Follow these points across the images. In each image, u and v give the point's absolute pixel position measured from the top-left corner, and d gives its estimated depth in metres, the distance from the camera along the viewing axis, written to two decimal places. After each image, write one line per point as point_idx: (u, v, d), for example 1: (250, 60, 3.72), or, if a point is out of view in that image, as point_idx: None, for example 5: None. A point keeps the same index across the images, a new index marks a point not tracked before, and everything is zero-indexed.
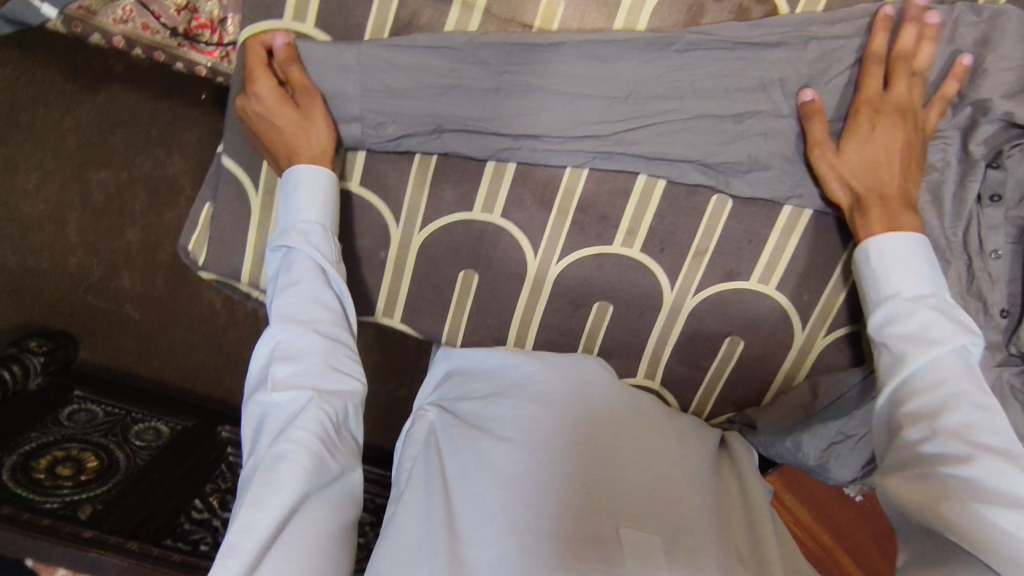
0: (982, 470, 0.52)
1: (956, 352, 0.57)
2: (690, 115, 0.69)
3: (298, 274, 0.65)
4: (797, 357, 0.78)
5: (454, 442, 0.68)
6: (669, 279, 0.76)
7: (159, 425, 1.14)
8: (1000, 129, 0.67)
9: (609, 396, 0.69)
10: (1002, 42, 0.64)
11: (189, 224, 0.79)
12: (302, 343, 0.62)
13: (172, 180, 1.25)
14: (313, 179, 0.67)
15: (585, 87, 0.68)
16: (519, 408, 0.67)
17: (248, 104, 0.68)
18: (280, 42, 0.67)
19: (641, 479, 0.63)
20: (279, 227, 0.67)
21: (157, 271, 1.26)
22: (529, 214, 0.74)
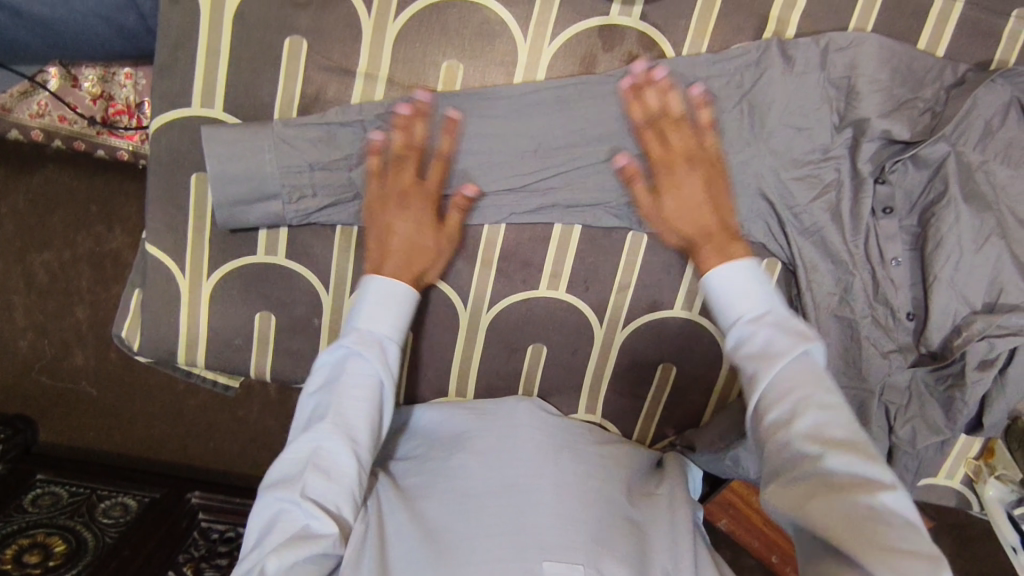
0: (837, 467, 0.51)
1: (807, 363, 0.56)
2: (580, 159, 0.72)
3: (366, 384, 0.63)
4: (730, 374, 0.80)
5: (387, 497, 0.69)
6: (597, 315, 0.79)
7: (126, 499, 1.11)
8: (882, 147, 0.71)
9: (536, 436, 0.72)
10: (875, 68, 0.68)
11: (120, 313, 0.80)
12: (340, 463, 0.61)
13: (115, 254, 1.25)
14: (399, 297, 0.67)
15: (494, 145, 0.71)
16: (453, 462, 0.70)
17: (404, 212, 0.69)
18: (456, 116, 0.70)
19: (580, 512, 0.65)
20: (357, 328, 0.65)
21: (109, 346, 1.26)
22: (454, 268, 0.76)
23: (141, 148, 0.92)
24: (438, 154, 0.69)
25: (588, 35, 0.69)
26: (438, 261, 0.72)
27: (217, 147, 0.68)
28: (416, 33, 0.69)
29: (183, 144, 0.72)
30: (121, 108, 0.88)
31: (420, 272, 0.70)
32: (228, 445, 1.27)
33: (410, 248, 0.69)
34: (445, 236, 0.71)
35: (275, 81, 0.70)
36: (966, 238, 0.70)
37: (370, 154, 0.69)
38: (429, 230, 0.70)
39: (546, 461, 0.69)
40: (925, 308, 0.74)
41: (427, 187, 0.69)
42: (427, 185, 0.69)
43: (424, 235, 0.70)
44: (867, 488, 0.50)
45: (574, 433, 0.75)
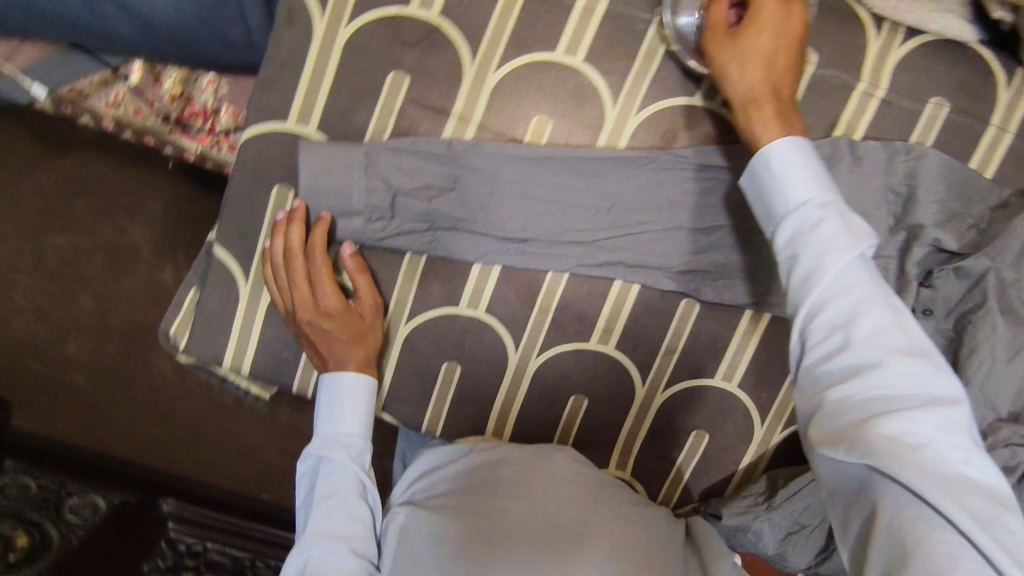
0: (897, 377, 0.49)
1: (860, 269, 0.52)
2: (654, 221, 0.76)
3: (340, 483, 0.74)
4: (756, 453, 0.84)
5: (429, 537, 0.70)
6: (641, 374, 0.81)
7: (97, 498, 1.07)
8: (931, 253, 0.75)
9: (573, 491, 0.75)
10: (932, 180, 0.73)
11: (172, 308, 0.80)
12: (336, 557, 0.68)
13: (134, 247, 1.21)
14: (357, 388, 0.77)
15: (571, 197, 0.75)
16: (494, 507, 0.72)
17: (315, 315, 0.74)
18: (299, 207, 0.72)
19: (617, 572, 0.67)
20: (318, 436, 0.76)
21: (108, 339, 1.21)
22: (511, 310, 0.79)
23: (211, 152, 0.92)
24: (315, 258, 0.72)
25: (673, 112, 0.73)
26: (375, 333, 0.77)
27: (314, 160, 0.71)
28: (515, 86, 0.72)
29: (272, 156, 0.74)
30: (198, 110, 0.90)
31: (365, 356, 0.77)
32: (213, 461, 1.27)
33: (345, 350, 0.76)
34: (367, 309, 0.75)
35: (372, 110, 0.72)
36: (1001, 349, 0.73)
37: (268, 261, 0.74)
38: (362, 319, 0.75)
39: (574, 512, 0.72)
40: None
41: (319, 301, 0.73)
42: (320, 301, 0.73)
43: (346, 329, 0.75)
44: (927, 404, 0.48)
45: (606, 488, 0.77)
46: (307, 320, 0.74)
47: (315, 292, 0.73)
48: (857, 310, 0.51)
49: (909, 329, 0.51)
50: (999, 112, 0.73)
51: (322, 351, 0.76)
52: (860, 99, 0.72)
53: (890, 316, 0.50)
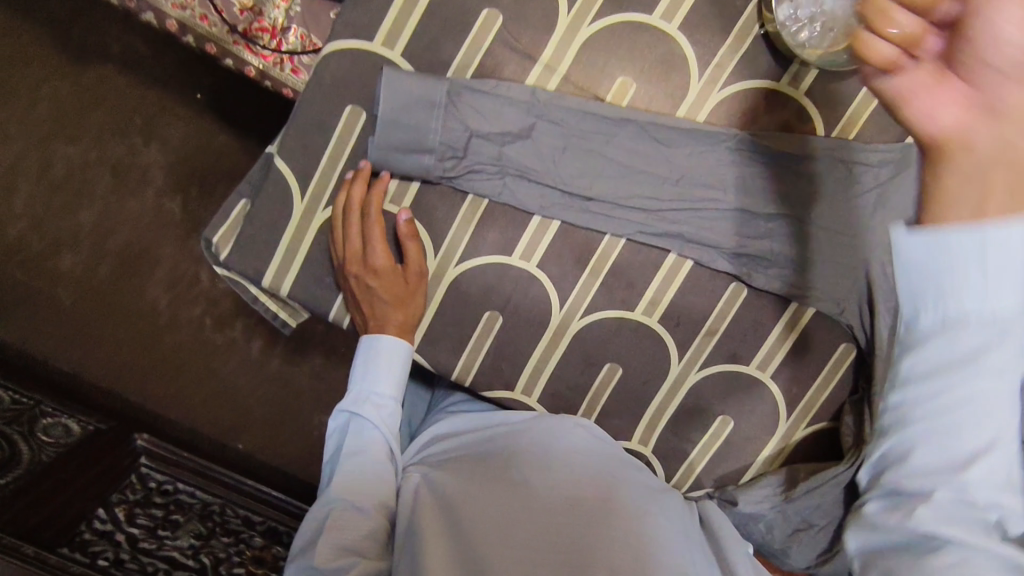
0: (988, 499, 0.40)
1: (1007, 385, 0.38)
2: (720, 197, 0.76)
3: (367, 442, 0.73)
4: (777, 447, 0.85)
5: (444, 495, 0.70)
6: (679, 352, 0.81)
7: (70, 422, 1.13)
8: None
9: (592, 463, 0.74)
10: None
11: (218, 216, 0.77)
12: (358, 512, 0.69)
13: (144, 169, 1.30)
14: (395, 353, 0.76)
15: (642, 164, 0.75)
16: (511, 470, 0.72)
17: (360, 272, 0.74)
18: (364, 164, 0.73)
19: (646, 545, 0.65)
20: (352, 390, 0.76)
21: (104, 257, 1.28)
22: (563, 268, 0.78)
23: (271, 71, 0.90)
24: (371, 216, 0.73)
25: (755, 93, 0.73)
26: (418, 299, 0.77)
27: (395, 88, 0.69)
28: (604, 43, 0.72)
29: (349, 75, 0.72)
30: (267, 26, 0.87)
31: (402, 322, 0.76)
32: (188, 393, 1.31)
33: (387, 310, 0.75)
34: (414, 274, 0.76)
35: (459, 44, 0.72)
36: None
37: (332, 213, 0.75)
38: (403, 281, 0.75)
39: (593, 479, 0.71)
40: None
41: (369, 260, 0.73)
42: (371, 259, 0.73)
43: (390, 289, 0.75)
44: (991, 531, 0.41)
45: (608, 452, 0.78)
46: (352, 277, 0.74)
47: (364, 251, 0.74)
48: (979, 397, 0.38)
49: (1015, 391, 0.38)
50: None
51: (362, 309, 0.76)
52: None
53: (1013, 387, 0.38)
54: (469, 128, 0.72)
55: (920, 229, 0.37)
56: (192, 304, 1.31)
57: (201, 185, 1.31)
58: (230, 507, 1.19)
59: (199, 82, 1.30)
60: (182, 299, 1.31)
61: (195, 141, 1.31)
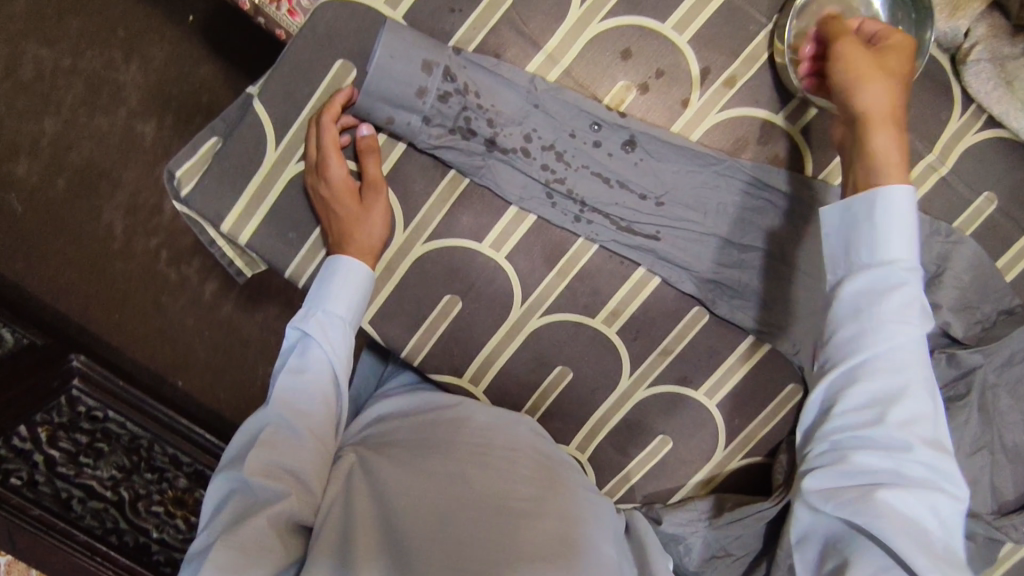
0: (908, 467, 0.51)
1: (918, 347, 0.52)
2: (702, 218, 0.75)
3: (309, 362, 0.69)
4: (709, 474, 0.85)
5: (378, 476, 0.70)
6: (631, 366, 0.81)
7: (2, 330, 1.05)
8: (935, 335, 0.78)
9: (532, 460, 0.74)
10: (962, 268, 0.76)
11: (185, 151, 0.73)
12: (293, 434, 0.66)
13: (118, 87, 1.24)
14: (355, 273, 0.72)
15: (629, 172, 0.73)
16: (450, 456, 0.72)
17: (317, 185, 0.72)
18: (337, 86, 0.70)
19: (572, 550, 0.64)
20: (303, 307, 0.72)
21: (62, 169, 1.20)
22: (532, 264, 0.77)
23: (264, 6, 0.72)
24: (324, 127, 0.69)
25: (752, 122, 0.73)
26: (376, 217, 0.72)
27: (394, 44, 0.67)
28: (612, 43, 0.70)
29: (345, 28, 0.69)
30: None
31: (360, 244, 0.72)
32: None
33: (347, 231, 0.72)
34: (371, 190, 0.71)
35: (464, 17, 0.70)
36: (967, 440, 0.77)
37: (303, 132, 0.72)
38: (359, 198, 0.71)
39: (529, 478, 0.71)
40: None
41: (325, 170, 0.70)
42: (326, 170, 0.70)
43: (344, 202, 0.70)
44: (928, 489, 0.50)
45: (554, 457, 0.77)
46: (311, 189, 0.72)
47: (321, 164, 0.71)
48: (896, 385, 0.51)
49: (936, 408, 0.52)
50: None
51: (324, 227, 0.74)
52: (922, 171, 0.75)
53: (925, 394, 0.51)
54: (464, 100, 0.70)
55: (900, 192, 0.53)
56: (149, 235, 1.27)
57: (177, 111, 1.27)
58: (158, 444, 1.15)
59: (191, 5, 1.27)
60: (137, 227, 1.26)
61: (178, 70, 1.27)
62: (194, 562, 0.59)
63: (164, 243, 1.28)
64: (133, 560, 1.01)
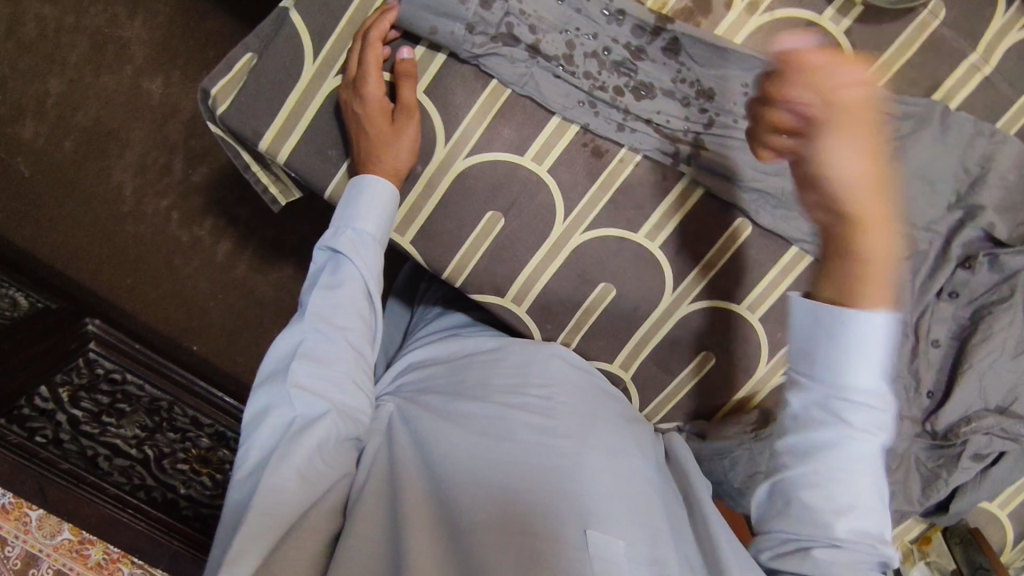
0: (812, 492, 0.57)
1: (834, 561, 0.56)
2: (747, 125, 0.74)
3: (344, 279, 0.65)
4: (751, 389, 0.85)
5: (418, 429, 0.67)
6: (674, 282, 0.80)
7: (18, 296, 1.10)
8: (976, 239, 0.78)
9: (573, 391, 0.72)
10: (1006, 169, 0.76)
11: (219, 68, 0.72)
12: (331, 351, 0.62)
13: (124, 44, 1.23)
14: (380, 191, 0.66)
15: (670, 79, 0.73)
16: (489, 401, 0.68)
17: (351, 102, 0.68)
18: (391, 4, 0.68)
19: (626, 495, 0.62)
20: (330, 227, 0.67)
21: (70, 132, 1.22)
22: (574, 177, 0.76)
23: None
24: (370, 43, 0.67)
25: (797, 24, 0.72)
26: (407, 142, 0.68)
27: None
28: None
29: None
30: None
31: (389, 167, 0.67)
32: (143, 286, 1.26)
33: (370, 150, 0.67)
34: (402, 113, 0.67)
35: None
36: (1011, 342, 0.78)
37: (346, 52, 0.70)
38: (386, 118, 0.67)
39: (573, 414, 0.68)
40: (946, 390, 0.81)
41: (361, 87, 0.67)
42: (361, 88, 0.66)
43: (376, 121, 0.66)
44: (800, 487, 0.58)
45: (590, 390, 0.74)
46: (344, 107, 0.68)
47: (356, 81, 0.67)
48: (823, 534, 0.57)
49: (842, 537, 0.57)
50: None
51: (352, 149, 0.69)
52: (965, 72, 0.74)
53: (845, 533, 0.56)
54: (507, 6, 0.69)
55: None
56: (160, 195, 1.25)
57: (185, 67, 1.25)
58: (178, 406, 1.16)
59: None
60: (148, 186, 1.25)
61: (181, 25, 1.24)
62: (241, 488, 0.57)
63: (175, 203, 1.25)
64: (164, 514, 0.97)
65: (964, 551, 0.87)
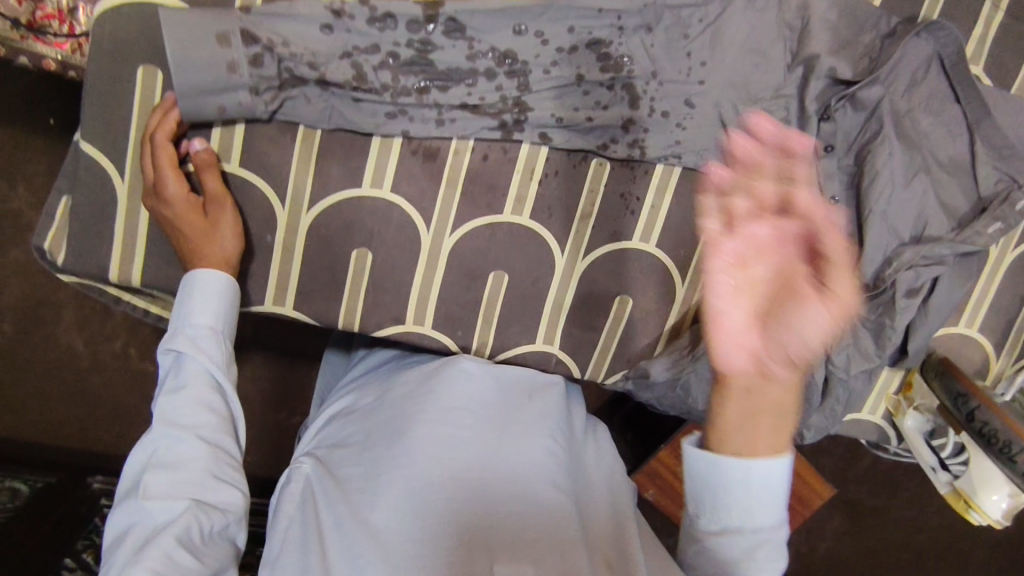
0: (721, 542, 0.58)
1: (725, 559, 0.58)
2: (560, 71, 0.72)
3: (186, 377, 0.65)
4: (681, 310, 0.84)
5: (329, 491, 0.65)
6: (559, 244, 0.79)
7: (17, 484, 0.98)
8: (827, 87, 0.76)
9: (477, 405, 0.71)
10: (827, 10, 0.73)
11: (42, 223, 0.72)
12: (182, 450, 0.62)
13: (18, 215, 1.09)
14: (213, 284, 0.68)
15: (465, 57, 0.70)
16: (394, 441, 0.66)
17: (156, 206, 0.68)
18: (168, 96, 0.68)
19: (522, 502, 0.63)
20: (166, 330, 0.67)
21: (5, 314, 1.11)
22: (418, 187, 0.75)
23: (72, 59, 0.84)
24: (158, 145, 0.67)
25: None
26: (227, 230, 0.70)
27: (177, 33, 0.64)
28: None
29: (131, 32, 0.66)
30: (51, 11, 0.80)
31: (221, 257, 0.69)
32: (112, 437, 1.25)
33: (195, 248, 0.68)
34: (214, 205, 0.69)
35: None
36: (898, 172, 0.77)
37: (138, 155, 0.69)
38: (197, 212, 0.68)
39: (475, 434, 0.68)
40: (859, 242, 0.79)
41: (161, 191, 0.67)
42: (164, 193, 0.67)
43: (190, 220, 0.68)
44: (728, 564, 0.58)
45: (500, 396, 0.74)
46: (150, 210, 0.69)
47: (154, 184, 0.68)
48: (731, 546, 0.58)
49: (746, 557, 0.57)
50: None
51: (175, 248, 0.70)
52: None
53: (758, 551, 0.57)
54: (276, 55, 0.66)
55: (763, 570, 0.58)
56: (110, 338, 1.14)
57: None
58: None
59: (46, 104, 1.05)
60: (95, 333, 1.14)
61: None
62: None
63: (128, 340, 1.15)
64: None
65: (941, 383, 0.83)
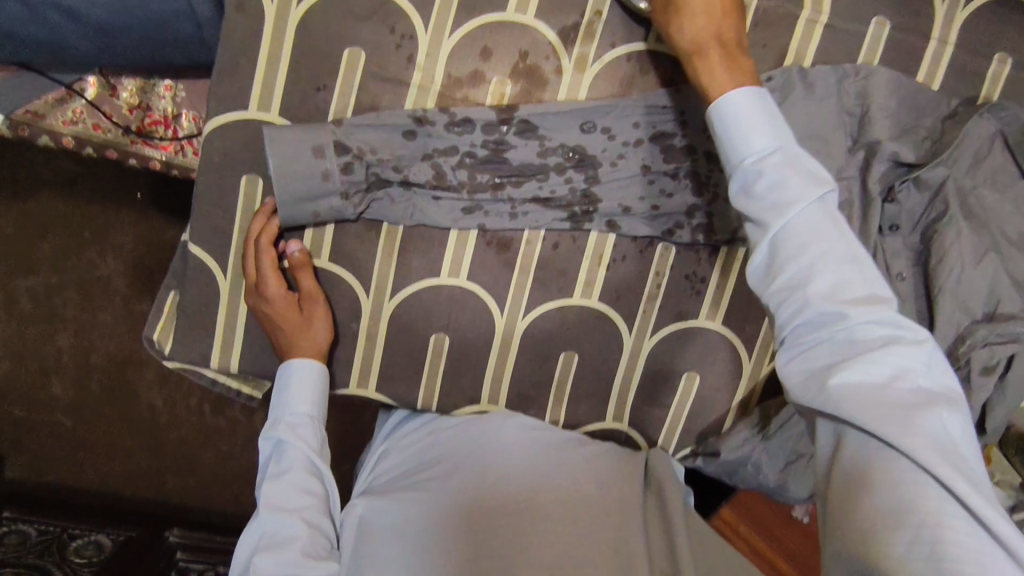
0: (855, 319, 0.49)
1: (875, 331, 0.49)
2: (626, 162, 0.76)
3: (288, 463, 0.70)
4: (748, 386, 0.85)
5: (385, 526, 0.69)
6: (628, 324, 0.82)
7: (100, 538, 0.94)
8: (889, 168, 0.78)
9: (528, 453, 0.74)
10: (885, 95, 0.76)
11: (153, 314, 0.79)
12: (287, 531, 0.66)
13: (107, 282, 1.13)
14: (307, 372, 0.74)
15: (537, 156, 0.75)
16: (449, 480, 0.71)
17: (258, 303, 0.75)
18: (270, 203, 0.74)
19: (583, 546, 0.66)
20: (268, 420, 0.73)
21: (94, 373, 1.13)
22: (492, 274, 0.79)
23: (175, 159, 0.92)
24: (263, 250, 0.73)
25: (627, 58, 0.73)
26: (319, 323, 0.76)
27: (280, 147, 0.70)
28: (469, 51, 0.73)
29: (239, 145, 0.73)
30: (159, 118, 0.89)
31: (313, 350, 0.76)
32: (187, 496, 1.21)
33: (291, 341, 0.75)
34: (308, 302, 0.75)
35: (331, 90, 0.72)
36: (968, 250, 0.76)
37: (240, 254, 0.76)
38: (294, 309, 0.74)
39: (530, 477, 0.71)
40: (930, 319, 0.79)
41: (263, 290, 0.74)
42: (265, 292, 0.74)
43: (286, 316, 0.74)
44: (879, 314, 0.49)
45: (550, 443, 0.77)
46: (253, 307, 0.75)
47: (257, 283, 0.74)
48: (817, 264, 0.50)
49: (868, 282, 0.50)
50: (935, 28, 0.77)
51: (271, 340, 0.76)
52: (804, 28, 0.76)
53: (848, 264, 0.50)
54: (366, 162, 0.72)
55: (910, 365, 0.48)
56: (186, 395, 1.15)
57: None
58: None
59: (138, 180, 1.12)
60: (174, 391, 1.16)
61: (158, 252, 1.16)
62: None
63: (202, 397, 1.16)
64: None
65: None
